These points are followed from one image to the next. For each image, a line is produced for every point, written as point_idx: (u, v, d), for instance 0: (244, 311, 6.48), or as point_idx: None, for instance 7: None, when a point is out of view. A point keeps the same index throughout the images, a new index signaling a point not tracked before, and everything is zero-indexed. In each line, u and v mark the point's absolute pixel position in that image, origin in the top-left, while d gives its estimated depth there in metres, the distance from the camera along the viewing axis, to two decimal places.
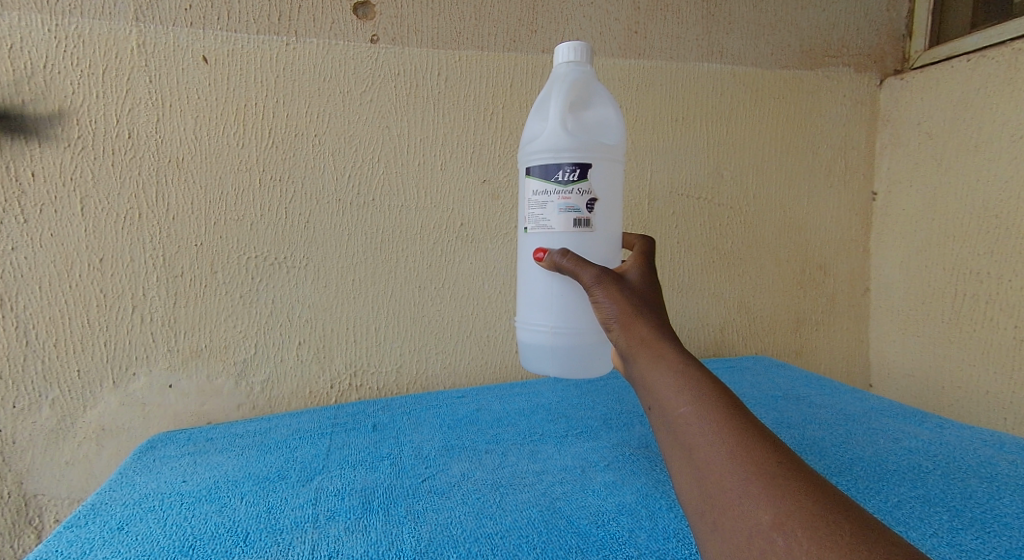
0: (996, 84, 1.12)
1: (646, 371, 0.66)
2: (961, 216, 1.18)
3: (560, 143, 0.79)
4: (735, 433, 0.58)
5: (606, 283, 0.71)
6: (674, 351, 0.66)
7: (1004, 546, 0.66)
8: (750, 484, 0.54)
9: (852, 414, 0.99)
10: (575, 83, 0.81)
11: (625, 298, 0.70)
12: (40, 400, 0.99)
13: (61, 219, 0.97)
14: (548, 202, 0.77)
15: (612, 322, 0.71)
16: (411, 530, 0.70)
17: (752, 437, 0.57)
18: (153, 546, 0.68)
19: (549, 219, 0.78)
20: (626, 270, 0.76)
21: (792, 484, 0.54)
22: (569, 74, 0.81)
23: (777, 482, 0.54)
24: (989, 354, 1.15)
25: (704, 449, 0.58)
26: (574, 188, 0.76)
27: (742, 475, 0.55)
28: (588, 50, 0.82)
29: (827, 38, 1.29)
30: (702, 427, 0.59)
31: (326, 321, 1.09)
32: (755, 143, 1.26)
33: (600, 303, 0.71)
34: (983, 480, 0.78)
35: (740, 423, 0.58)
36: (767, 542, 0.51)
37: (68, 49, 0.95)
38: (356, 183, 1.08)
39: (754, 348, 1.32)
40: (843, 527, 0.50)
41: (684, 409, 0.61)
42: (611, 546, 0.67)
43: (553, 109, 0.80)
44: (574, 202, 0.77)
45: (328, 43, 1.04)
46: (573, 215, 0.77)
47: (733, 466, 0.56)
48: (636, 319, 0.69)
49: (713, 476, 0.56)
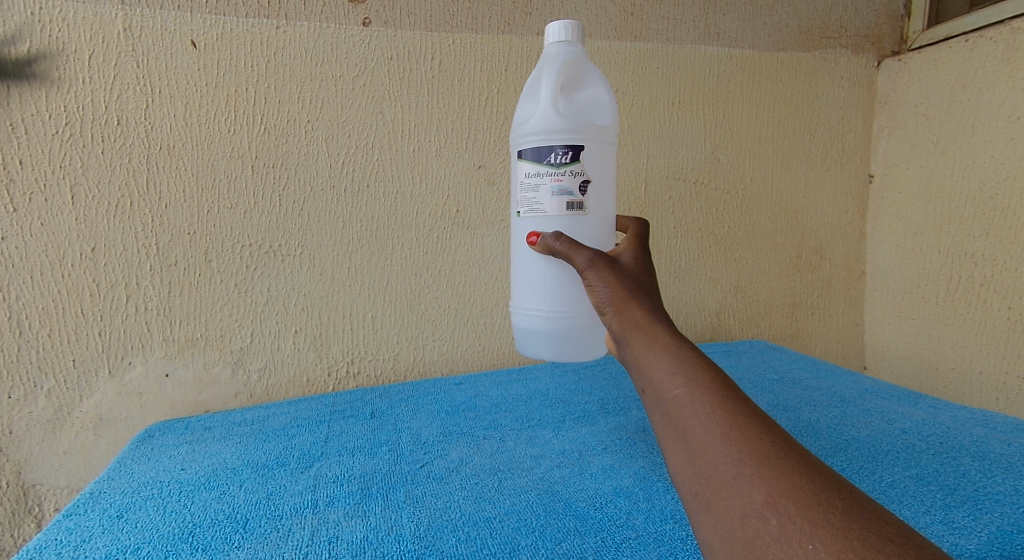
0: (995, 64, 1.11)
1: (640, 355, 0.66)
2: (957, 197, 1.18)
3: (552, 125, 0.78)
4: (728, 415, 0.58)
5: (599, 267, 0.71)
6: (667, 335, 0.66)
7: (995, 523, 0.67)
8: (743, 465, 0.54)
9: (846, 396, 1.00)
10: (566, 63, 0.80)
11: (619, 282, 0.70)
12: (36, 390, 0.98)
13: (52, 208, 0.96)
14: (541, 185, 0.77)
15: (605, 306, 0.71)
16: (410, 515, 0.71)
17: (746, 418, 0.57)
18: (153, 532, 0.69)
19: (541, 203, 0.77)
20: (620, 253, 0.76)
21: (785, 464, 0.54)
22: (558, 55, 0.80)
23: (770, 463, 0.54)
24: (983, 335, 1.16)
25: (697, 431, 0.58)
26: (566, 171, 0.76)
27: (735, 456, 0.55)
28: (579, 30, 0.80)
29: (825, 18, 1.27)
30: (696, 408, 0.59)
31: (323, 309, 1.09)
32: (752, 124, 1.25)
33: (594, 287, 0.71)
34: (975, 459, 0.79)
35: (732, 404, 0.59)
36: (760, 522, 0.51)
37: (53, 33, 0.93)
38: (350, 170, 1.07)
39: (751, 332, 1.32)
40: (835, 505, 0.51)
41: (678, 391, 0.61)
42: (609, 528, 0.68)
43: (543, 91, 0.79)
44: (567, 184, 0.76)
45: (319, 26, 1.03)
46: (566, 198, 0.76)
47: (726, 447, 0.56)
48: (630, 303, 0.69)
49: (707, 458, 0.56)
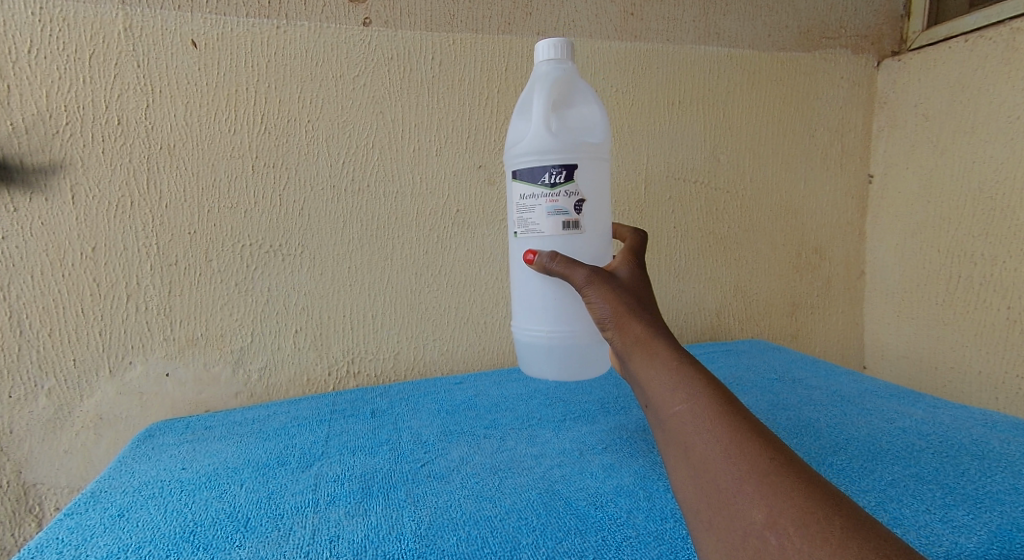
0: (994, 64, 1.11)
1: (641, 370, 0.66)
2: (957, 197, 1.18)
3: (544, 145, 0.79)
4: (728, 431, 0.58)
5: (597, 285, 0.71)
6: (668, 350, 0.66)
7: (994, 522, 0.66)
8: (743, 483, 0.54)
9: (846, 395, 1.00)
10: (557, 80, 0.80)
11: (618, 298, 0.70)
12: (36, 389, 0.98)
13: (52, 208, 0.96)
14: (536, 205, 0.76)
15: (605, 322, 0.71)
16: (411, 514, 0.71)
17: (746, 434, 0.58)
18: (154, 532, 0.69)
19: (538, 223, 0.77)
20: (616, 268, 0.75)
21: (786, 481, 0.54)
22: (550, 72, 0.80)
23: (769, 480, 0.54)
24: (983, 335, 1.16)
25: (699, 449, 0.58)
26: (561, 191, 0.76)
27: (735, 474, 0.55)
28: (569, 48, 0.80)
29: (824, 18, 1.28)
30: (696, 425, 0.59)
31: (324, 309, 1.09)
32: (752, 125, 1.26)
33: (593, 304, 0.71)
34: (975, 458, 0.79)
35: (732, 420, 0.59)
36: (760, 541, 0.51)
37: (53, 33, 0.93)
38: (351, 170, 1.07)
39: (750, 331, 1.32)
40: (833, 523, 0.50)
41: (678, 407, 0.61)
42: (609, 527, 0.68)
43: (535, 110, 0.80)
44: (562, 204, 0.76)
45: (320, 26, 1.03)
46: (562, 217, 0.76)
47: (727, 464, 0.56)
48: (630, 318, 0.69)
49: (708, 475, 0.56)
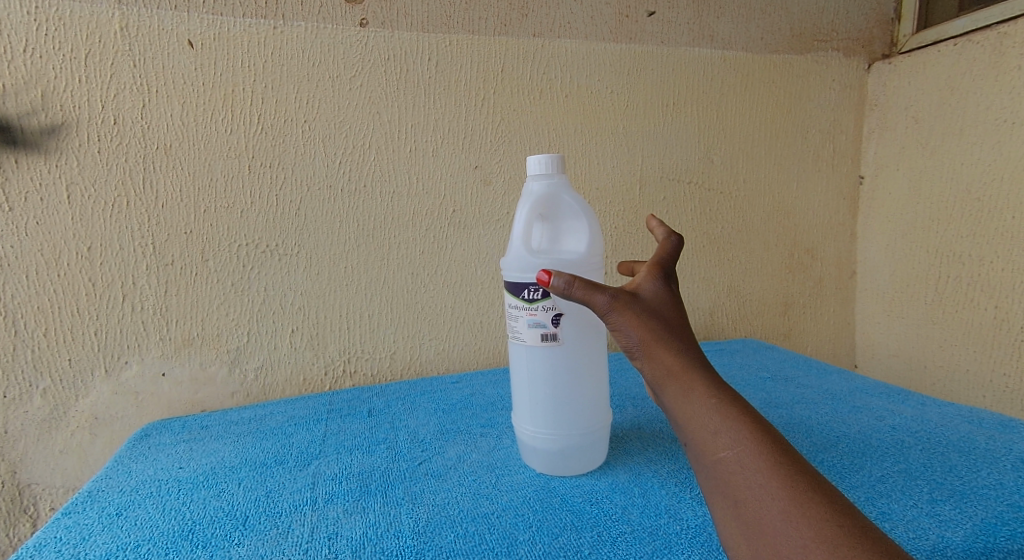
0: (981, 68, 1.13)
1: (677, 407, 0.64)
2: (946, 198, 1.20)
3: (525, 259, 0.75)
4: (782, 484, 0.56)
5: (622, 310, 0.66)
6: (706, 386, 0.64)
7: (980, 516, 0.68)
8: (809, 550, 0.52)
9: (838, 394, 1.01)
10: (542, 199, 0.75)
11: (647, 324, 0.66)
12: (31, 390, 0.98)
13: (48, 207, 0.96)
14: (518, 316, 0.74)
15: (634, 349, 0.67)
16: (409, 511, 0.71)
17: (802, 489, 0.56)
18: (153, 530, 0.69)
19: (518, 331, 0.75)
20: (640, 286, 0.70)
21: (852, 546, 0.51)
22: (537, 193, 0.76)
23: (836, 547, 0.51)
24: (971, 334, 1.18)
25: (754, 505, 0.56)
26: (540, 306, 0.72)
27: (799, 539, 0.53)
28: (557, 162, 0.75)
29: (816, 21, 1.29)
30: (748, 476, 0.57)
31: (320, 309, 1.10)
32: (745, 127, 1.27)
33: (619, 330, 0.67)
34: (962, 454, 0.81)
35: (786, 472, 0.57)
36: None
37: (49, 32, 0.93)
38: (347, 170, 1.07)
39: (743, 331, 1.34)
40: None
41: (725, 453, 0.60)
42: (605, 523, 0.69)
43: (518, 229, 0.76)
44: (541, 318, 0.73)
45: (316, 26, 1.03)
46: (541, 329, 0.73)
47: (786, 524, 0.54)
48: (660, 346, 0.66)
49: (766, 536, 0.54)
